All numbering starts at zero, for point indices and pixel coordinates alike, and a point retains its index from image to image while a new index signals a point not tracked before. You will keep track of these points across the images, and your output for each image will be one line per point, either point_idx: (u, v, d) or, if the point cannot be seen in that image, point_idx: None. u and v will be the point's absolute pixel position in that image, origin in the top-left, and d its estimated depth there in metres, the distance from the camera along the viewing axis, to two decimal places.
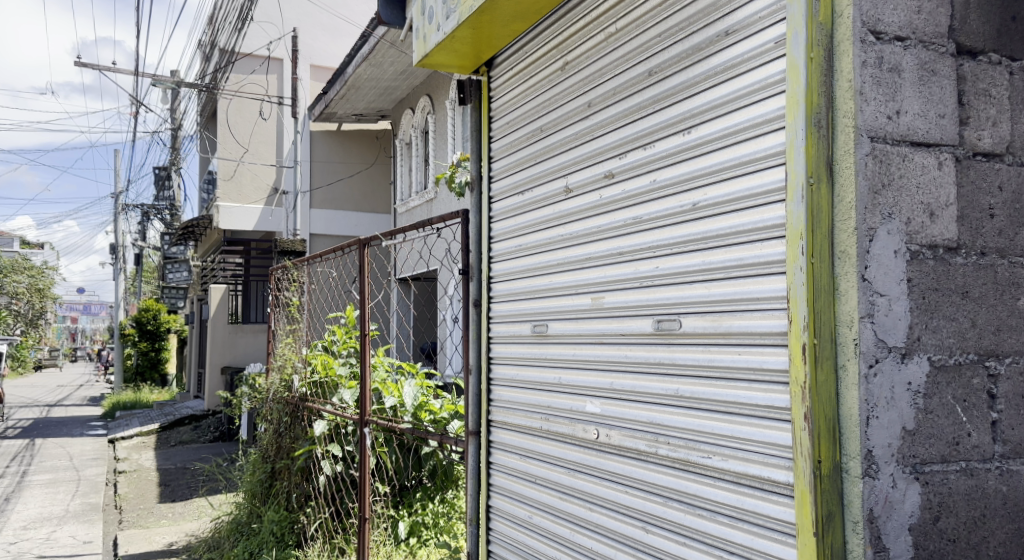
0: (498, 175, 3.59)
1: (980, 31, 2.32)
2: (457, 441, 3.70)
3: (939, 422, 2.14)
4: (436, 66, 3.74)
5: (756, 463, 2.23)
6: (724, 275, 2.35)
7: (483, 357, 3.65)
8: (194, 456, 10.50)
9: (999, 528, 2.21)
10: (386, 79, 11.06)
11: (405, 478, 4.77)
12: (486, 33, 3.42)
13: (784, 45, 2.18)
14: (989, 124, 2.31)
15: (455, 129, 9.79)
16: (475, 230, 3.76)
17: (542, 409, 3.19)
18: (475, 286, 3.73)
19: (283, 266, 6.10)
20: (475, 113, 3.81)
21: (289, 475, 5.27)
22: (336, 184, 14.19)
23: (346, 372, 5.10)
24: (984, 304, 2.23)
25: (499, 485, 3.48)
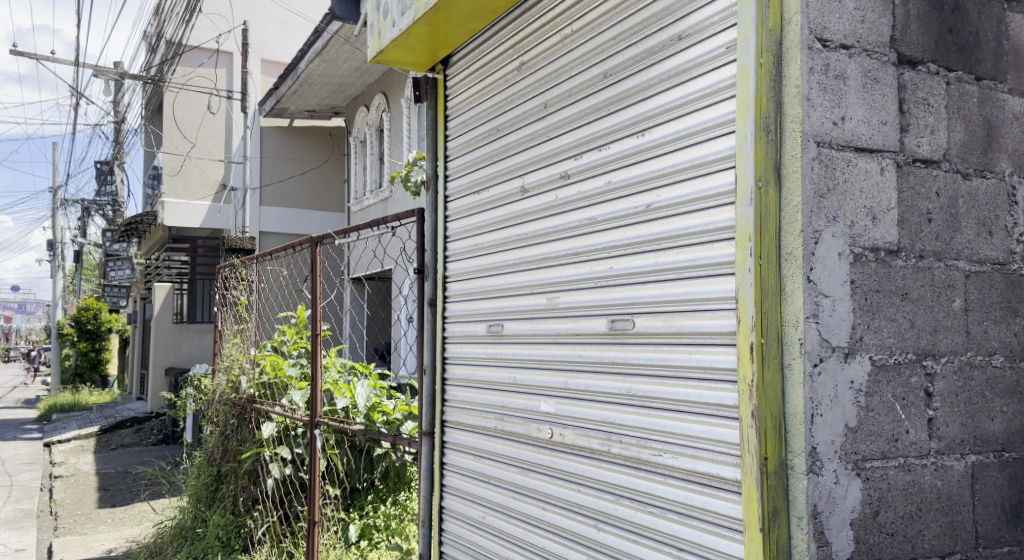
0: (453, 174, 3.59)
1: (919, 41, 2.39)
2: (410, 442, 3.66)
3: (879, 419, 2.21)
4: (390, 63, 3.71)
5: (705, 461, 2.26)
6: (675, 276, 2.39)
7: (438, 357, 3.62)
8: (136, 460, 10.19)
9: (934, 521, 2.28)
10: (341, 75, 10.91)
11: (356, 480, 4.65)
12: (441, 32, 3.41)
13: (734, 50, 2.23)
14: (928, 132, 2.39)
15: (411, 128, 9.73)
16: (431, 230, 3.72)
17: (496, 409, 3.19)
18: (430, 286, 3.69)
19: (230, 264, 5.98)
20: (430, 111, 3.79)
21: (235, 479, 5.17)
22: (288, 180, 13.93)
23: (296, 374, 5.02)
24: (921, 306, 2.31)
25: (452, 486, 3.47)
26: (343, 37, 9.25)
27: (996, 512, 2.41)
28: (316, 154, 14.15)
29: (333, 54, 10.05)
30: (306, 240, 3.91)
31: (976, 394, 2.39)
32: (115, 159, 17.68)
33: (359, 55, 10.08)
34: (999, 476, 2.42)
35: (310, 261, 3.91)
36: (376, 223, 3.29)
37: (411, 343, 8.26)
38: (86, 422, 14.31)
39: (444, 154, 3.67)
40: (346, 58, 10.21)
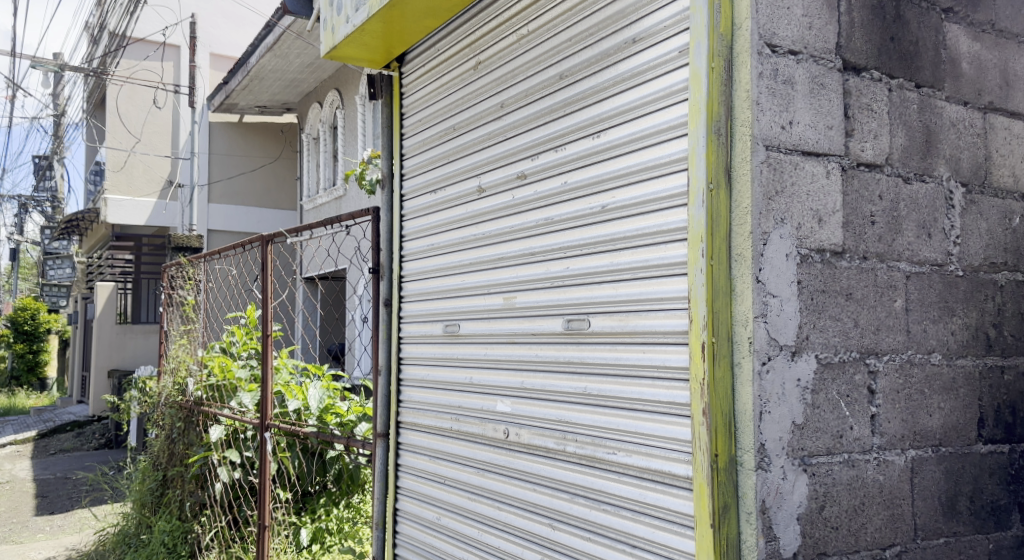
0: (408, 172, 3.56)
1: (863, 49, 2.43)
2: (364, 444, 3.60)
3: (824, 416, 2.27)
4: (344, 59, 3.65)
5: (659, 458, 2.30)
6: (629, 276, 2.42)
7: (393, 357, 3.59)
8: (76, 465, 9.86)
9: (876, 515, 2.33)
10: (292, 71, 10.71)
11: (308, 484, 4.60)
12: (396, 29, 3.37)
13: (686, 54, 2.27)
14: (871, 137, 2.44)
15: (366, 125, 9.62)
16: (386, 229, 3.68)
17: (452, 409, 3.18)
18: (385, 285, 3.65)
19: (177, 262, 5.83)
20: (385, 109, 3.74)
21: (182, 483, 5.03)
22: (237, 177, 13.62)
23: (245, 375, 4.94)
24: (865, 306, 2.37)
25: (407, 488, 3.44)
26: (295, 31, 9.07)
27: (933, 504, 2.45)
28: (267, 150, 13.87)
29: (285, 49, 9.85)
30: (256, 238, 3.82)
31: (916, 391, 2.45)
32: (55, 154, 17.12)
33: (312, 51, 9.91)
34: (936, 470, 2.46)
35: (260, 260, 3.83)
36: (329, 221, 3.23)
37: (365, 343, 8.20)
38: (20, 426, 13.78)
39: (400, 152, 3.63)
40: (299, 53, 10.01)
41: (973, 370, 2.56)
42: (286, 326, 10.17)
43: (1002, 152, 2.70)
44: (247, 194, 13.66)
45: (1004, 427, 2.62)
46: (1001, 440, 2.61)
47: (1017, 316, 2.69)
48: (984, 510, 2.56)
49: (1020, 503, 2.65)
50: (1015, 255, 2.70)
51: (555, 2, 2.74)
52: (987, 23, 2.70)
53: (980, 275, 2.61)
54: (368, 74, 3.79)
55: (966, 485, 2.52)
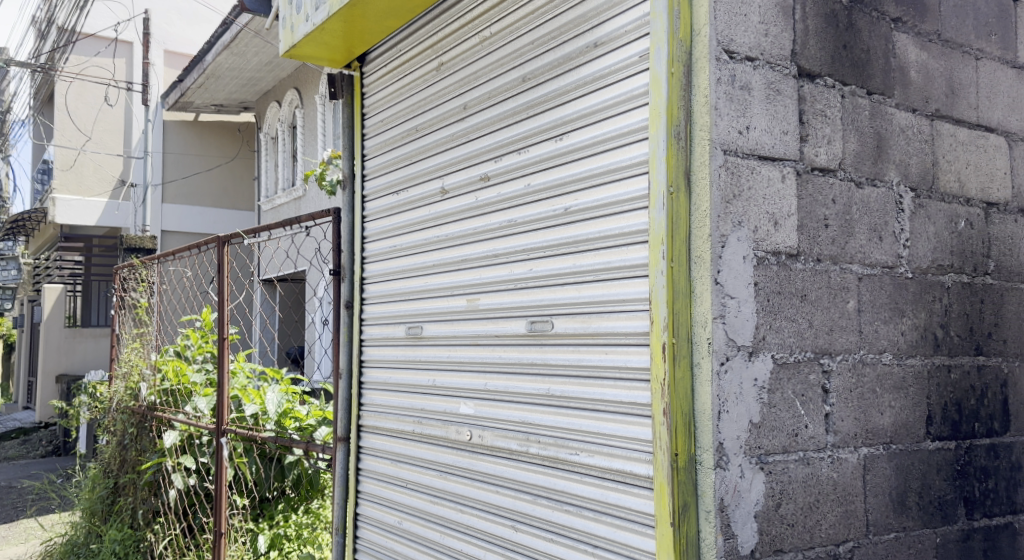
0: (370, 174, 3.54)
1: (817, 56, 2.49)
2: (324, 449, 3.56)
3: (780, 415, 2.32)
4: (303, 59, 3.59)
5: (620, 458, 2.31)
6: (592, 278, 2.43)
7: (354, 360, 3.55)
8: (22, 473, 9.53)
9: (830, 512, 2.38)
10: (250, 69, 10.50)
11: (265, 489, 4.48)
12: (357, 27, 3.32)
13: (647, 59, 2.30)
14: (825, 142, 2.50)
15: (326, 125, 9.51)
16: (346, 230, 3.64)
17: (414, 412, 3.16)
18: (346, 287, 3.61)
19: (129, 264, 5.69)
20: (347, 109, 3.69)
21: (133, 491, 4.90)
22: (193, 177, 13.31)
23: (200, 380, 4.84)
24: (819, 307, 2.43)
25: (368, 492, 3.41)
26: (252, 29, 8.90)
27: (884, 500, 2.51)
28: (223, 150, 13.56)
29: (241, 48, 9.67)
30: (212, 240, 3.75)
31: (869, 390, 2.51)
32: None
33: (270, 50, 9.75)
34: (887, 466, 2.53)
35: (216, 262, 3.76)
36: (289, 222, 3.18)
37: (325, 346, 8.17)
38: None
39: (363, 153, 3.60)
40: (256, 51, 9.84)
41: (921, 369, 2.64)
42: (244, 329, 10.05)
43: (947, 158, 2.78)
44: (202, 194, 13.34)
45: (950, 424, 2.69)
46: (948, 437, 2.68)
47: (963, 317, 2.76)
48: (932, 505, 2.62)
49: (966, 497, 2.70)
50: (961, 258, 2.77)
51: (517, 5, 2.75)
52: (933, 33, 2.78)
53: (928, 277, 2.69)
54: (327, 74, 3.74)
55: (914, 481, 2.58)
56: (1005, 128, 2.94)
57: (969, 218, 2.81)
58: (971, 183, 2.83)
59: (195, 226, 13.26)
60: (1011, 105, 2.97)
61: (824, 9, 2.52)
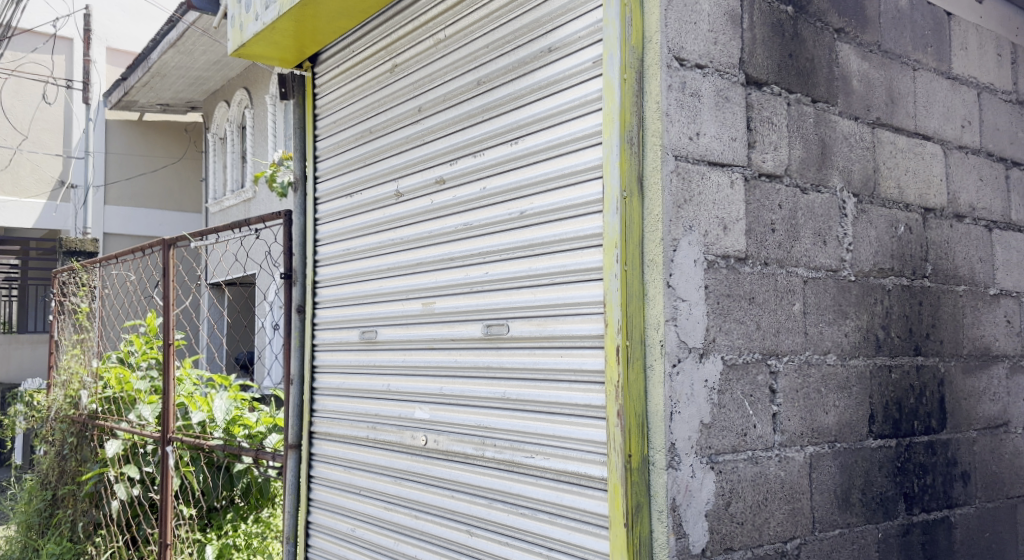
0: (322, 175, 3.49)
1: (764, 64, 2.55)
2: (275, 456, 3.48)
3: (730, 415, 2.36)
4: (252, 58, 3.50)
5: (575, 460, 2.33)
6: (547, 281, 2.45)
7: (306, 365, 3.49)
8: None
9: (778, 510, 2.43)
10: (197, 68, 10.21)
11: (213, 499, 4.35)
12: (308, 27, 3.26)
13: (600, 65, 2.32)
14: (772, 148, 2.55)
15: (277, 126, 9.34)
16: (297, 232, 3.57)
17: (368, 417, 3.13)
18: (297, 291, 3.52)
19: (67, 268, 5.48)
20: (298, 110, 3.62)
21: (74, 503, 4.76)
22: (137, 178, 13.00)
23: (145, 387, 4.68)
24: (766, 309, 2.48)
25: (319, 500, 3.36)
26: (200, 27, 8.64)
27: (830, 498, 2.58)
28: (170, 150, 13.32)
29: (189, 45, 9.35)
30: (157, 242, 3.65)
31: (814, 390, 2.58)
32: None
33: (218, 48, 9.50)
34: (832, 464, 2.60)
35: (162, 265, 3.66)
36: (237, 224, 3.11)
37: (276, 350, 8.09)
38: None
39: (315, 155, 3.55)
40: (203, 51, 9.59)
41: (864, 369, 2.72)
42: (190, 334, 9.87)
43: (888, 165, 2.87)
44: (147, 196, 13.03)
45: (892, 423, 2.78)
46: (889, 434, 2.77)
47: (903, 318, 2.86)
48: (875, 501, 2.70)
49: (906, 493, 2.79)
50: (901, 261, 2.87)
51: (472, 8, 2.76)
52: (874, 44, 2.87)
53: (870, 280, 2.78)
54: (278, 74, 3.66)
55: (858, 478, 2.66)
56: (941, 137, 3.05)
57: (908, 222, 2.91)
58: (910, 189, 2.93)
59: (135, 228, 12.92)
60: (946, 114, 3.08)
61: (770, 18, 2.58)
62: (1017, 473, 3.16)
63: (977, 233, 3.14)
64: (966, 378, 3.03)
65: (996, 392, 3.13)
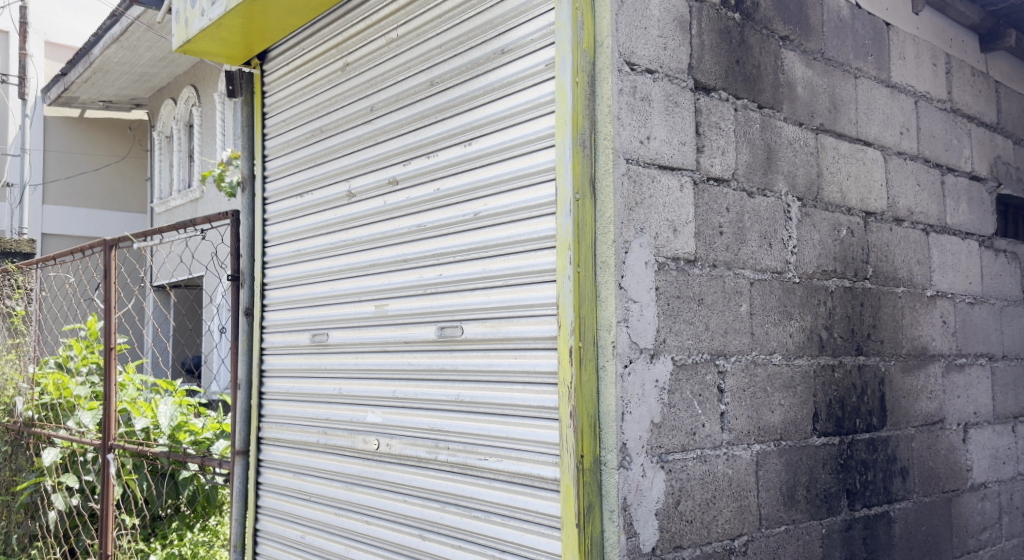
0: (270, 175, 3.43)
1: (712, 70, 2.60)
2: (221, 463, 3.40)
3: (679, 414, 2.39)
4: (198, 54, 3.42)
5: (528, 462, 2.33)
6: (501, 283, 2.44)
7: (254, 369, 3.42)
8: None
9: (726, 507, 2.48)
10: (140, 66, 9.90)
11: (157, 507, 4.24)
12: (257, 25, 3.20)
13: (553, 67, 2.33)
14: (719, 153, 2.60)
15: (226, 125, 9.14)
16: (244, 234, 3.50)
17: (319, 422, 3.08)
18: (245, 293, 3.45)
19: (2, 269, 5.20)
20: (246, 108, 3.55)
21: (8, 515, 4.63)
22: (77, 177, 12.36)
23: (85, 393, 4.57)
24: (714, 310, 2.53)
25: (267, 506, 3.30)
26: (145, 23, 8.34)
27: (776, 494, 2.63)
28: (112, 149, 12.59)
29: (133, 42, 9.00)
30: (97, 243, 3.53)
31: (760, 389, 2.63)
32: None
33: (162, 45, 9.22)
34: (778, 462, 2.65)
35: (102, 267, 3.55)
36: (182, 225, 3.04)
37: (222, 355, 7.93)
38: None
39: (263, 154, 3.48)
40: (148, 47, 9.26)
41: (808, 369, 2.79)
42: (133, 339, 9.62)
43: (831, 170, 2.96)
44: (88, 196, 12.37)
45: (835, 421, 2.86)
46: (832, 433, 2.85)
47: (845, 319, 2.94)
48: (818, 497, 2.77)
49: (849, 489, 2.87)
50: (843, 264, 2.95)
51: (424, 8, 2.75)
52: (817, 52, 2.95)
53: (814, 281, 2.85)
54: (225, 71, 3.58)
55: (803, 475, 2.72)
56: (881, 143, 3.15)
57: (850, 226, 2.99)
58: (852, 193, 3.02)
59: (75, 228, 12.23)
60: (886, 121, 3.18)
61: (718, 25, 2.63)
62: (952, 468, 3.27)
63: (914, 236, 3.25)
64: (905, 378, 3.13)
65: (932, 390, 3.24)
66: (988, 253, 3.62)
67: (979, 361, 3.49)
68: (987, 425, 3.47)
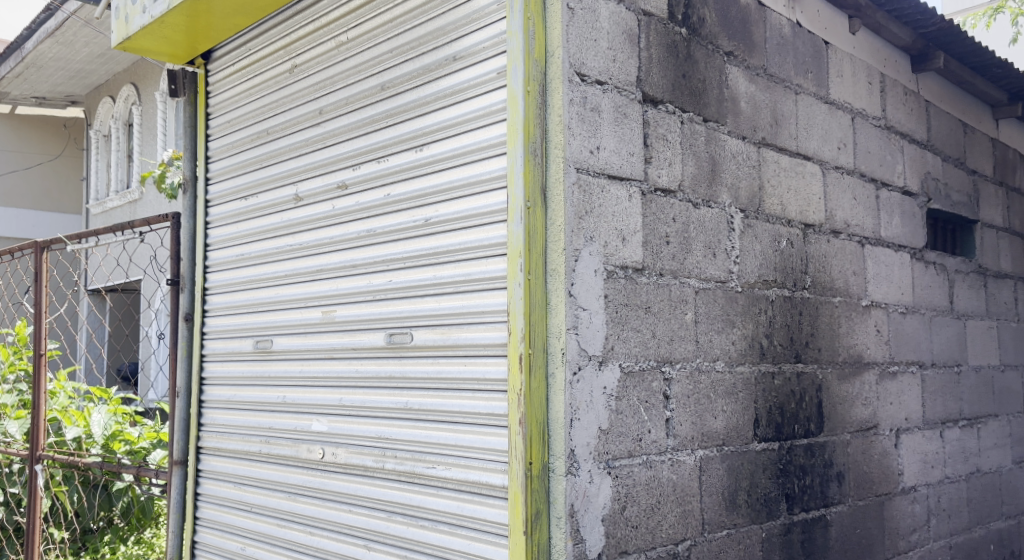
0: (212, 177, 3.36)
1: (660, 83, 2.64)
2: (157, 473, 3.29)
3: (626, 421, 2.41)
4: (139, 51, 3.32)
5: (476, 470, 2.32)
6: (451, 289, 2.43)
7: (193, 377, 3.33)
8: None
9: (670, 512, 2.51)
10: (77, 63, 9.52)
11: (87, 520, 4.02)
12: (201, 23, 3.12)
13: (504, 76, 2.34)
14: (666, 164, 2.65)
15: (167, 125, 8.88)
16: (185, 237, 3.41)
17: (261, 431, 3.01)
18: (185, 298, 3.35)
19: None
20: (188, 108, 3.47)
21: None
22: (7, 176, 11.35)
23: (12, 402, 4.37)
24: (661, 318, 2.56)
25: (206, 518, 3.21)
26: (83, 18, 8.02)
27: (718, 500, 2.68)
28: (44, 146, 11.60)
29: (68, 37, 8.63)
30: (28, 245, 3.39)
31: (704, 395, 2.68)
32: None
33: (102, 41, 8.88)
34: (719, 467, 2.70)
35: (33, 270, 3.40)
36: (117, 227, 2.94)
37: (161, 362, 7.69)
38: None
39: (207, 155, 3.40)
40: (85, 42, 8.89)
41: (750, 376, 2.86)
42: (63, 346, 9.29)
43: (772, 183, 3.04)
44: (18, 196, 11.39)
45: (774, 426, 2.93)
46: (772, 438, 2.92)
47: (784, 327, 3.02)
48: (759, 502, 2.83)
49: (787, 494, 2.94)
50: (783, 273, 3.04)
51: (375, 12, 2.73)
52: (760, 67, 3.04)
53: (755, 291, 2.92)
54: (167, 69, 3.49)
55: (744, 480, 2.78)
56: (819, 157, 3.26)
57: (789, 237, 3.08)
58: (791, 206, 3.11)
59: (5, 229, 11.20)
60: (824, 136, 3.29)
61: (665, 39, 2.68)
62: (884, 472, 3.39)
63: (850, 248, 3.37)
64: (841, 385, 3.23)
65: (867, 397, 3.35)
66: (919, 265, 3.78)
67: (910, 369, 3.63)
68: (918, 430, 3.61)
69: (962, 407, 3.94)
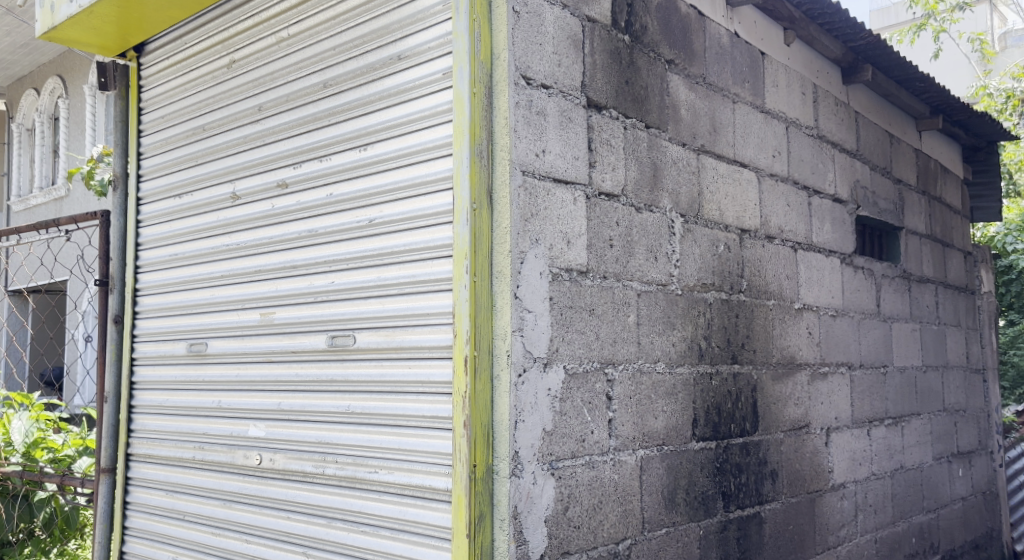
0: (144, 175, 3.25)
1: (603, 89, 2.68)
2: (83, 482, 3.16)
3: (570, 422, 2.43)
4: (66, 42, 3.20)
5: (420, 473, 2.30)
6: (396, 291, 2.41)
7: (122, 381, 3.21)
8: None
9: (611, 512, 2.54)
10: None
11: (6, 533, 3.81)
12: (133, 15, 3.02)
13: (450, 77, 2.33)
14: (610, 168, 2.68)
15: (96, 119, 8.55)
16: (114, 235, 3.30)
17: (194, 437, 2.93)
18: (115, 300, 3.24)
19: None
20: (119, 102, 3.36)
21: None
22: None
23: None
24: (604, 320, 2.59)
25: (134, 528, 3.10)
26: (6, 5, 7.68)
27: (658, 498, 2.72)
28: None
29: None
30: None
31: (645, 396, 2.72)
32: None
33: (25, 31, 8.51)
34: (660, 466, 2.75)
35: None
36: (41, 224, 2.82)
37: (88, 366, 7.38)
38: None
39: (139, 151, 3.29)
40: (7, 31, 8.51)
41: (689, 377, 2.92)
42: None
43: (710, 189, 3.11)
44: None
45: (712, 426, 3.00)
46: (710, 437, 2.98)
47: (721, 329, 3.10)
48: (696, 500, 2.89)
49: (724, 492, 3.01)
50: (721, 277, 3.11)
51: (317, 9, 2.69)
52: (699, 76, 3.11)
53: (694, 294, 2.99)
54: (97, 62, 3.37)
55: (683, 478, 2.84)
56: (755, 164, 3.35)
57: (727, 242, 3.16)
58: (728, 212, 3.19)
59: None
60: (760, 144, 3.39)
61: (608, 45, 2.71)
62: (815, 470, 3.51)
63: (784, 253, 3.48)
64: (775, 385, 3.33)
65: (799, 397, 3.46)
66: (848, 269, 3.92)
67: (840, 370, 3.76)
68: (846, 428, 3.75)
69: (886, 406, 4.10)
